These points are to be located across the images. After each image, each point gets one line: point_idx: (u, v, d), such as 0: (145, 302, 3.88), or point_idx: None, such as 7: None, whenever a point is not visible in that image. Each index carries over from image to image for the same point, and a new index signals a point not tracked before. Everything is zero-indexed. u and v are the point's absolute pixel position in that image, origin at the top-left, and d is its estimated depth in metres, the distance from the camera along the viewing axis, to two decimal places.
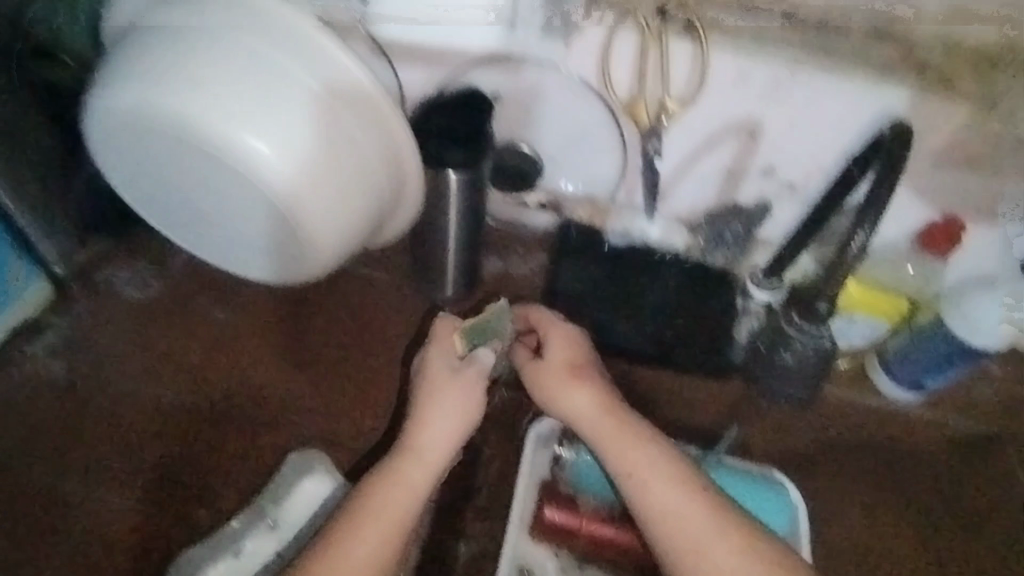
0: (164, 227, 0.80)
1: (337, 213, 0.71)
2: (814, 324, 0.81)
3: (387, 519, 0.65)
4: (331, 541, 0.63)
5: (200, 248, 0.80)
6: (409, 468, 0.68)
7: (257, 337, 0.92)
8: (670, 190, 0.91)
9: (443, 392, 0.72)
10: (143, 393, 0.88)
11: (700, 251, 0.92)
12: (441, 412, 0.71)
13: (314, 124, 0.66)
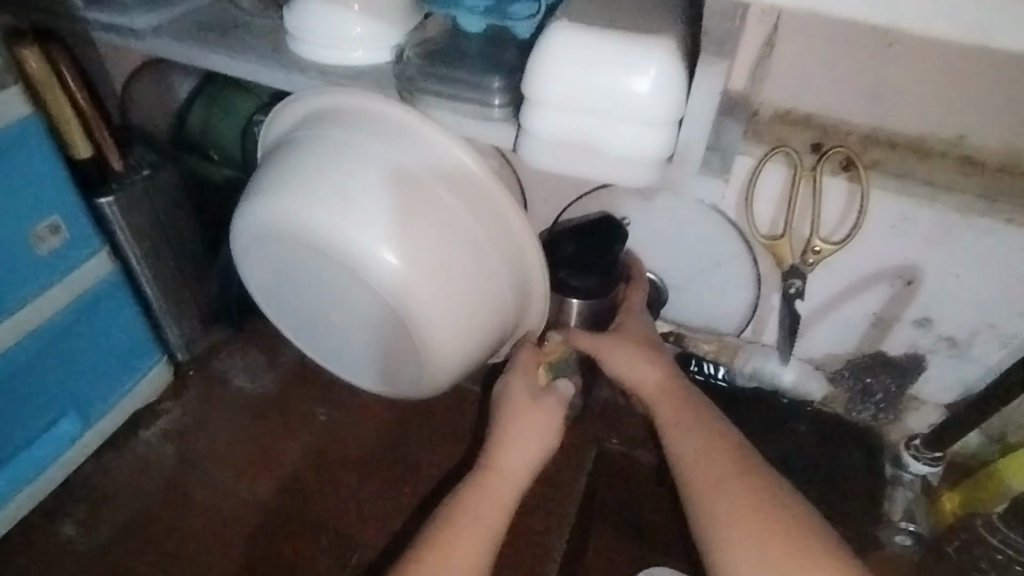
0: (285, 325, 0.80)
1: (460, 332, 0.69)
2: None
3: (483, 526, 0.64)
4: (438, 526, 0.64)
5: (316, 350, 0.80)
6: (495, 482, 0.68)
7: (354, 442, 0.89)
8: (807, 334, 0.83)
9: (519, 416, 0.71)
10: (240, 492, 0.85)
11: (843, 404, 0.83)
12: (524, 433, 0.71)
13: (451, 246, 0.66)
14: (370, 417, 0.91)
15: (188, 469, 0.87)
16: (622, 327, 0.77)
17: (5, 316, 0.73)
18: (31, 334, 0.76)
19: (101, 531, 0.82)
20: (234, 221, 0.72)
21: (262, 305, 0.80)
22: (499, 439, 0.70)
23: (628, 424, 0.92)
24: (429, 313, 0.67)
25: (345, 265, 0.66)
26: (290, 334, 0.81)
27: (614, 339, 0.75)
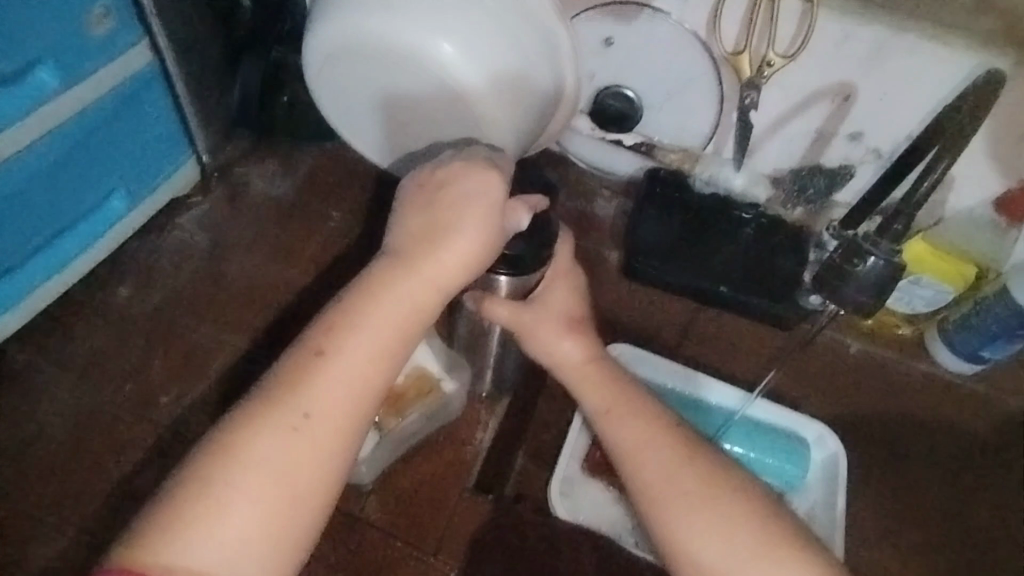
0: (338, 127, 0.92)
1: (513, 124, 0.84)
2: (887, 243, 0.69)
3: (394, 327, 0.51)
4: (318, 358, 0.50)
5: (370, 146, 0.92)
6: (386, 303, 0.51)
7: (365, 235, 1.04)
8: (759, 148, 0.98)
9: (465, 216, 0.51)
10: (273, 272, 1.01)
11: (780, 204, 1.01)
12: (466, 190, 0.52)
13: (503, 42, 0.80)
14: (376, 216, 1.05)
15: (222, 253, 1.02)
16: (541, 300, 0.71)
17: (71, 86, 0.82)
18: (84, 111, 0.85)
19: (153, 298, 0.99)
20: (305, 30, 0.83)
21: (323, 111, 0.91)
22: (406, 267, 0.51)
23: (600, 233, 1.08)
24: (489, 106, 0.81)
25: (416, 64, 0.79)
26: (342, 133, 0.93)
27: (533, 320, 0.69)
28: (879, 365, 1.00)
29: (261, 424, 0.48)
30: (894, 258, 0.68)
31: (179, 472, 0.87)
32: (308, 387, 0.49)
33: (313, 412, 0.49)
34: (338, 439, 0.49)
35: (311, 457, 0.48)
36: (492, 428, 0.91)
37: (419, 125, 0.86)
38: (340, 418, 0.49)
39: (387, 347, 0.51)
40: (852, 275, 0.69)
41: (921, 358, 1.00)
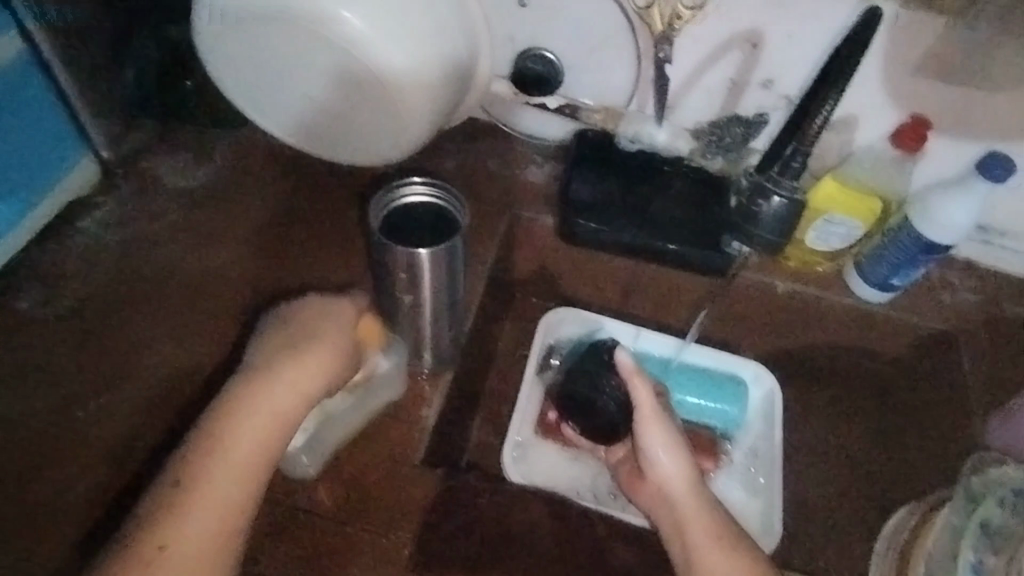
0: (253, 113, 0.89)
1: (428, 95, 0.83)
2: (788, 178, 0.77)
3: (261, 434, 0.66)
4: (189, 472, 0.63)
5: (290, 133, 0.89)
6: (226, 433, 0.65)
7: (288, 222, 0.98)
8: (677, 102, 0.99)
9: (291, 365, 0.70)
10: (193, 267, 0.95)
11: (701, 155, 1.01)
12: (316, 355, 0.71)
13: (410, 11, 0.79)
14: (300, 200, 1.01)
15: (133, 252, 0.96)
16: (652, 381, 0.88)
17: None
18: None
19: (59, 306, 0.92)
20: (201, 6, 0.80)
21: (230, 93, 0.88)
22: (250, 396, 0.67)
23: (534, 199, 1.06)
24: (403, 78, 0.80)
25: (332, 46, 0.78)
26: (255, 119, 0.89)
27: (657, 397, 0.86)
28: (805, 302, 1.03)
29: (150, 541, 0.59)
30: (794, 194, 0.77)
31: (102, 484, 0.80)
32: (189, 497, 0.62)
33: (189, 523, 0.60)
34: (220, 533, 0.61)
35: (193, 559, 0.59)
36: (437, 402, 0.86)
37: (330, 101, 0.84)
38: (218, 517, 0.62)
39: (251, 463, 0.65)
40: (760, 213, 0.78)
41: (844, 294, 1.02)
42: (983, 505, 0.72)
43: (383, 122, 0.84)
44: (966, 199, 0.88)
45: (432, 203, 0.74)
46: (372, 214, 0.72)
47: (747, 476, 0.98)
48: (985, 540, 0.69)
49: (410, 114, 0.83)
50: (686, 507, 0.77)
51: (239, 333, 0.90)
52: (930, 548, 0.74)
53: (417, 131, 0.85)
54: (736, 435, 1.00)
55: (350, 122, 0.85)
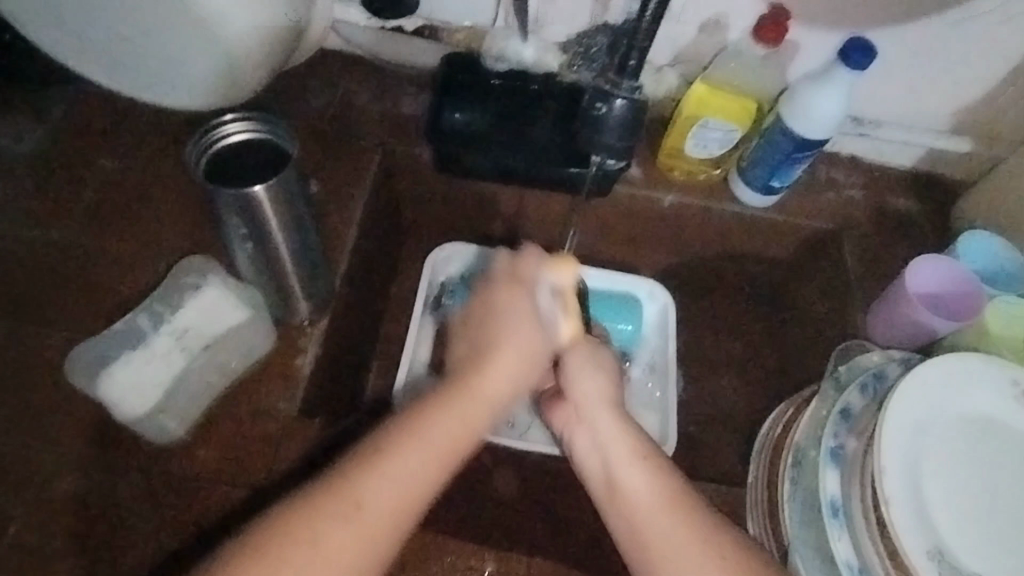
0: (76, 63, 0.82)
1: (257, 28, 0.76)
2: (627, 79, 0.69)
3: (421, 477, 0.60)
4: (383, 450, 0.60)
5: (118, 81, 0.82)
6: (471, 403, 0.65)
7: (131, 172, 0.89)
8: (545, 15, 0.94)
9: (514, 335, 0.69)
10: (21, 230, 0.84)
11: (568, 66, 0.97)
12: (508, 359, 0.68)
13: None
14: (144, 147, 0.91)
15: None
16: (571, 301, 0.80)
17: None
18: None
19: None
20: None
21: (42, 36, 0.80)
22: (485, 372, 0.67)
23: (407, 127, 0.99)
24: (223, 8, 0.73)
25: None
26: (80, 69, 0.82)
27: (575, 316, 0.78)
28: (694, 214, 1.01)
29: (321, 514, 0.57)
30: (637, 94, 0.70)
31: None
32: (361, 477, 0.59)
33: (377, 498, 0.58)
34: (407, 509, 0.59)
35: (378, 531, 0.57)
36: (314, 350, 0.82)
37: (147, 37, 0.76)
38: (407, 496, 0.59)
39: (462, 437, 0.63)
40: (600, 120, 0.71)
41: (729, 202, 1.00)
42: (844, 392, 0.69)
43: (210, 58, 0.77)
44: (832, 91, 0.85)
45: (257, 140, 0.71)
46: (190, 147, 0.69)
47: (645, 392, 0.99)
48: (844, 424, 0.68)
49: (238, 49, 0.77)
50: (633, 461, 0.67)
51: (87, 299, 0.81)
52: (794, 437, 0.71)
53: (248, 64, 0.79)
54: (633, 353, 1.01)
55: (174, 59, 0.78)
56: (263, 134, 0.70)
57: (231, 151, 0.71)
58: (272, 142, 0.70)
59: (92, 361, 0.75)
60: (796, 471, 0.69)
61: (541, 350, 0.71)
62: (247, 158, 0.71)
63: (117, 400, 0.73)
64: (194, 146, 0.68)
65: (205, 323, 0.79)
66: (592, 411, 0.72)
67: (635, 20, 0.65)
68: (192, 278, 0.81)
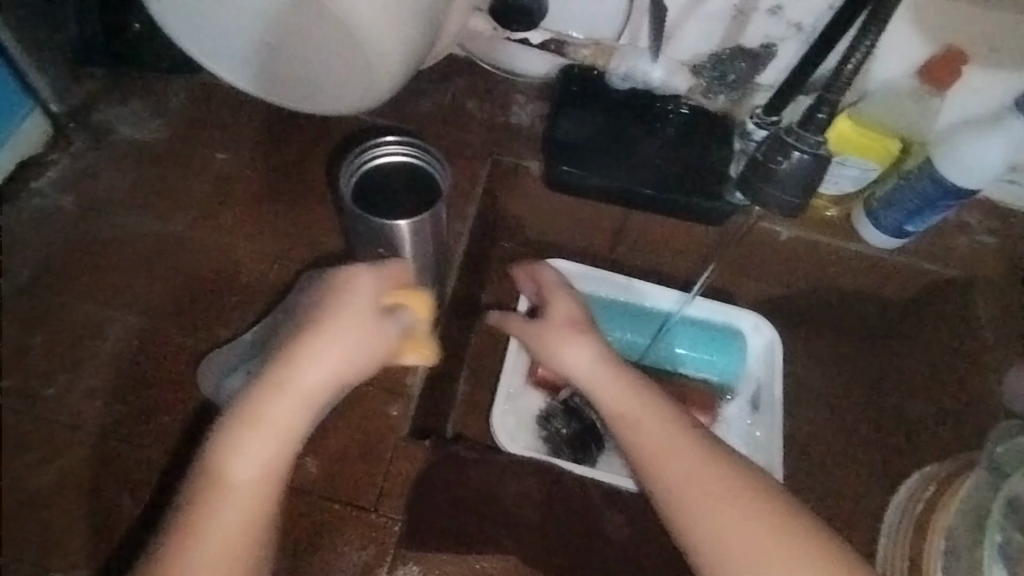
0: (204, 58, 0.81)
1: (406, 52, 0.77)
2: (811, 133, 0.73)
3: (255, 492, 0.58)
4: (211, 472, 0.57)
5: (258, 87, 0.83)
6: (279, 403, 0.59)
7: (252, 173, 0.89)
8: (676, 33, 0.90)
9: (343, 321, 0.61)
10: (148, 226, 0.85)
11: (702, 92, 0.95)
12: (343, 344, 0.61)
13: None
14: (262, 146, 0.91)
15: (90, 212, 0.85)
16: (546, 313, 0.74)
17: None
18: None
19: None
20: None
21: (170, 26, 0.79)
22: (298, 352, 0.60)
23: (520, 141, 0.95)
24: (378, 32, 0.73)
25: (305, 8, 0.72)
26: (217, 73, 0.83)
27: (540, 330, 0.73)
28: (811, 249, 0.97)
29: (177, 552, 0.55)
30: (818, 150, 0.73)
31: None
32: (200, 525, 0.56)
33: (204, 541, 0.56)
34: (249, 530, 0.57)
35: (230, 560, 0.56)
36: (422, 368, 0.83)
37: (294, 50, 0.76)
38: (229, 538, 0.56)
39: (281, 449, 0.59)
40: (779, 173, 0.74)
41: (853, 240, 0.96)
42: (1010, 480, 0.71)
43: (355, 76, 0.78)
44: (992, 141, 0.81)
45: (404, 164, 0.73)
46: (342, 172, 0.71)
47: (744, 429, 0.92)
48: (1012, 516, 0.70)
49: (385, 71, 0.77)
50: (682, 452, 0.63)
51: (213, 302, 0.82)
52: (944, 522, 0.77)
53: (391, 84, 0.79)
54: (735, 384, 0.93)
55: (316, 74, 0.79)
56: (418, 160, 0.72)
57: (383, 170, 0.73)
58: (423, 170, 0.73)
59: (226, 369, 0.78)
60: (950, 557, 0.75)
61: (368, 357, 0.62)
62: (395, 180, 0.73)
63: None
64: (350, 164, 0.70)
65: None
66: (618, 401, 0.67)
67: (833, 73, 0.70)
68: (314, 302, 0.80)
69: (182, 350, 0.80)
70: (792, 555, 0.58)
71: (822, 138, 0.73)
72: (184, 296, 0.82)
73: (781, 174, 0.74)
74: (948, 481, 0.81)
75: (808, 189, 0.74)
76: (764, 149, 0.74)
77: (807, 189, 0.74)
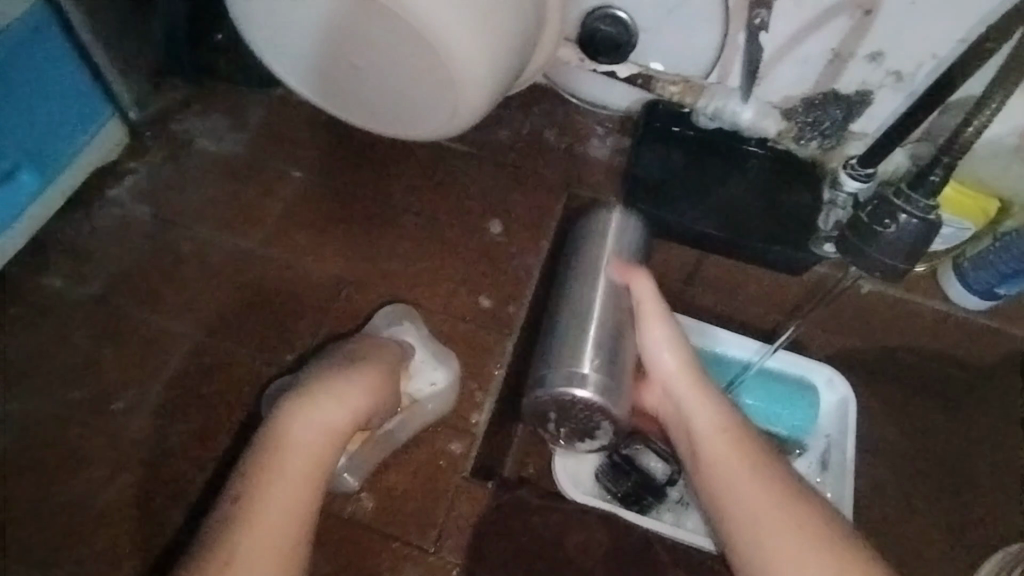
0: (267, 53, 0.79)
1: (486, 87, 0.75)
2: (920, 196, 0.70)
3: (286, 509, 0.58)
4: (243, 494, 0.58)
5: (306, 87, 0.81)
6: (299, 433, 0.62)
7: (324, 193, 0.88)
8: (768, 74, 0.87)
9: (336, 370, 0.69)
10: (219, 242, 0.85)
11: (793, 137, 0.92)
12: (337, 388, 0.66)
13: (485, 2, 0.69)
14: (336, 167, 0.90)
15: (165, 224, 0.86)
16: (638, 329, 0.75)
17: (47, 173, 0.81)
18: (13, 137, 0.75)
19: (90, 280, 0.82)
20: None
21: (237, 19, 0.76)
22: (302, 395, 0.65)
23: (596, 174, 0.93)
24: (464, 65, 0.71)
25: (389, 33, 0.69)
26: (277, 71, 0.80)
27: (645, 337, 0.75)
28: (891, 307, 0.92)
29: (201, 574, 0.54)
30: (928, 214, 0.69)
31: (123, 478, 0.73)
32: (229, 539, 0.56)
33: (265, 514, 0.57)
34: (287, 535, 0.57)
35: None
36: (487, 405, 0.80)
37: (371, 72, 0.74)
38: (291, 516, 0.58)
39: (307, 464, 0.61)
40: (884, 236, 0.71)
41: (936, 297, 0.92)
42: None
43: (429, 102, 0.76)
44: None
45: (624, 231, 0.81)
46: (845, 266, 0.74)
47: (815, 491, 0.86)
48: None
49: (461, 103, 0.75)
50: (728, 456, 0.65)
51: (278, 323, 0.81)
52: None
53: (461, 115, 0.77)
54: (804, 440, 0.89)
55: (390, 97, 0.77)
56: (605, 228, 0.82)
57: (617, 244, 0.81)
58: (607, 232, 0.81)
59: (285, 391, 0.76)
60: None
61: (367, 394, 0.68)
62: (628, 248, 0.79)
63: None
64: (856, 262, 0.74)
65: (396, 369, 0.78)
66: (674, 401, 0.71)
67: (950, 137, 0.65)
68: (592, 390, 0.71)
69: (243, 371, 0.78)
70: (809, 536, 0.59)
71: (932, 202, 0.70)
72: (250, 315, 0.81)
73: (887, 237, 0.71)
74: None
75: (917, 255, 0.70)
76: (869, 210, 0.71)
77: (913, 253, 0.70)
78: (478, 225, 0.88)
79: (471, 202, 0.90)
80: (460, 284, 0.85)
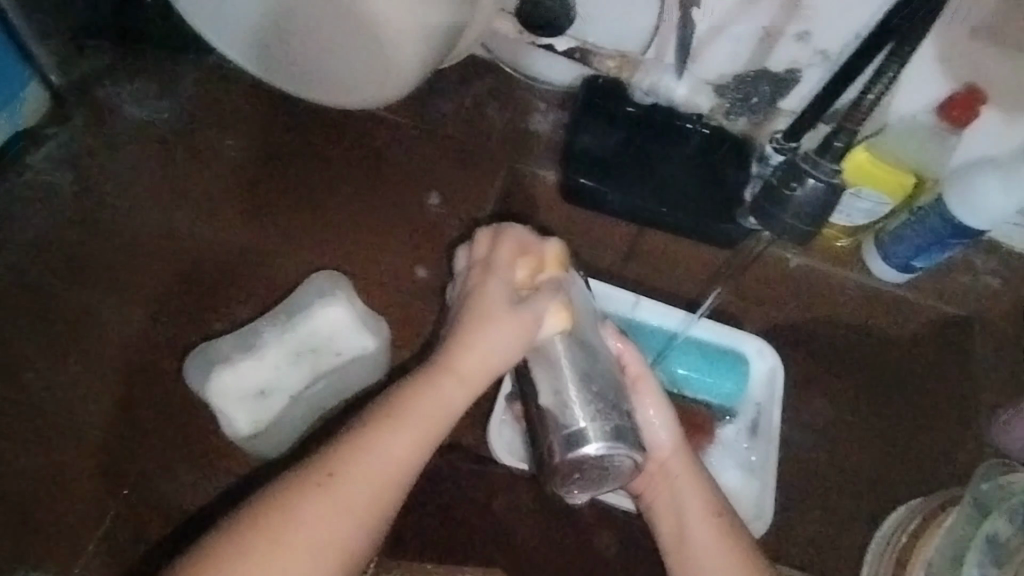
0: (196, 19, 0.77)
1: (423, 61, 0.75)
2: (827, 162, 0.72)
3: (357, 504, 0.53)
4: (322, 476, 0.53)
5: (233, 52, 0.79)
6: (416, 417, 0.55)
7: (259, 165, 0.87)
8: (702, 52, 0.88)
9: (476, 321, 0.58)
10: (150, 212, 0.83)
11: (723, 113, 0.93)
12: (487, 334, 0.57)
13: None
14: (271, 138, 0.89)
15: (93, 193, 0.84)
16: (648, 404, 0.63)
17: None
18: None
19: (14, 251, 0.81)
20: None
21: None
22: (441, 369, 0.57)
23: (535, 149, 0.95)
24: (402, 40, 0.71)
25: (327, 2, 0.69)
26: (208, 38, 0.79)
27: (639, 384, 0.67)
28: (818, 279, 0.97)
29: (239, 553, 0.51)
30: (834, 178, 0.72)
31: None
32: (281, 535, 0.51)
33: (332, 508, 0.52)
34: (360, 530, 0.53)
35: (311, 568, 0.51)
36: None
37: (308, 42, 0.73)
38: (336, 546, 0.52)
39: (398, 463, 0.54)
40: (791, 199, 0.73)
41: (856, 268, 0.97)
42: (990, 517, 0.72)
43: (366, 75, 0.75)
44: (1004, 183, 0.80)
45: None
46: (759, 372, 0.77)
47: (740, 455, 0.90)
48: (989, 550, 0.71)
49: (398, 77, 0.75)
50: (706, 516, 0.63)
51: (212, 294, 0.80)
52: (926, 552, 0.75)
53: (399, 88, 0.77)
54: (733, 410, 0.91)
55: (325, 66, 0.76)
56: None
57: None
58: None
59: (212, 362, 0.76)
60: None
61: (516, 357, 0.59)
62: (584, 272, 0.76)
63: (228, 408, 0.74)
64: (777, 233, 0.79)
65: (326, 343, 0.78)
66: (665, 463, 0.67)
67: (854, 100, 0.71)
68: (598, 443, 0.56)
69: None
70: None
71: (838, 167, 0.73)
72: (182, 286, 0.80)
73: (795, 200, 0.73)
74: (931, 514, 0.80)
75: (821, 216, 0.73)
76: (779, 173, 0.74)
77: (819, 217, 0.74)
78: (417, 198, 0.89)
79: (410, 175, 0.90)
80: (398, 257, 0.85)
